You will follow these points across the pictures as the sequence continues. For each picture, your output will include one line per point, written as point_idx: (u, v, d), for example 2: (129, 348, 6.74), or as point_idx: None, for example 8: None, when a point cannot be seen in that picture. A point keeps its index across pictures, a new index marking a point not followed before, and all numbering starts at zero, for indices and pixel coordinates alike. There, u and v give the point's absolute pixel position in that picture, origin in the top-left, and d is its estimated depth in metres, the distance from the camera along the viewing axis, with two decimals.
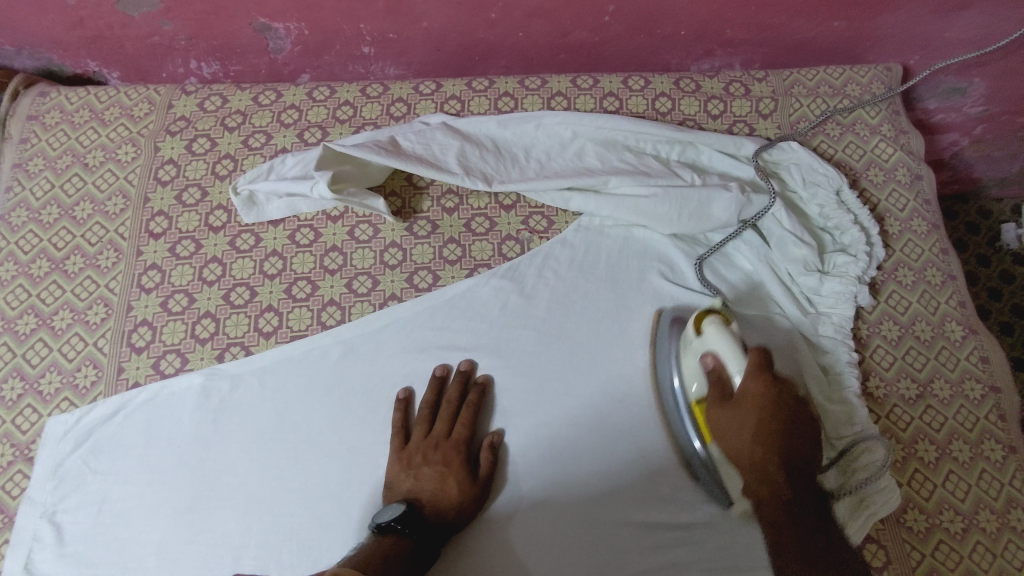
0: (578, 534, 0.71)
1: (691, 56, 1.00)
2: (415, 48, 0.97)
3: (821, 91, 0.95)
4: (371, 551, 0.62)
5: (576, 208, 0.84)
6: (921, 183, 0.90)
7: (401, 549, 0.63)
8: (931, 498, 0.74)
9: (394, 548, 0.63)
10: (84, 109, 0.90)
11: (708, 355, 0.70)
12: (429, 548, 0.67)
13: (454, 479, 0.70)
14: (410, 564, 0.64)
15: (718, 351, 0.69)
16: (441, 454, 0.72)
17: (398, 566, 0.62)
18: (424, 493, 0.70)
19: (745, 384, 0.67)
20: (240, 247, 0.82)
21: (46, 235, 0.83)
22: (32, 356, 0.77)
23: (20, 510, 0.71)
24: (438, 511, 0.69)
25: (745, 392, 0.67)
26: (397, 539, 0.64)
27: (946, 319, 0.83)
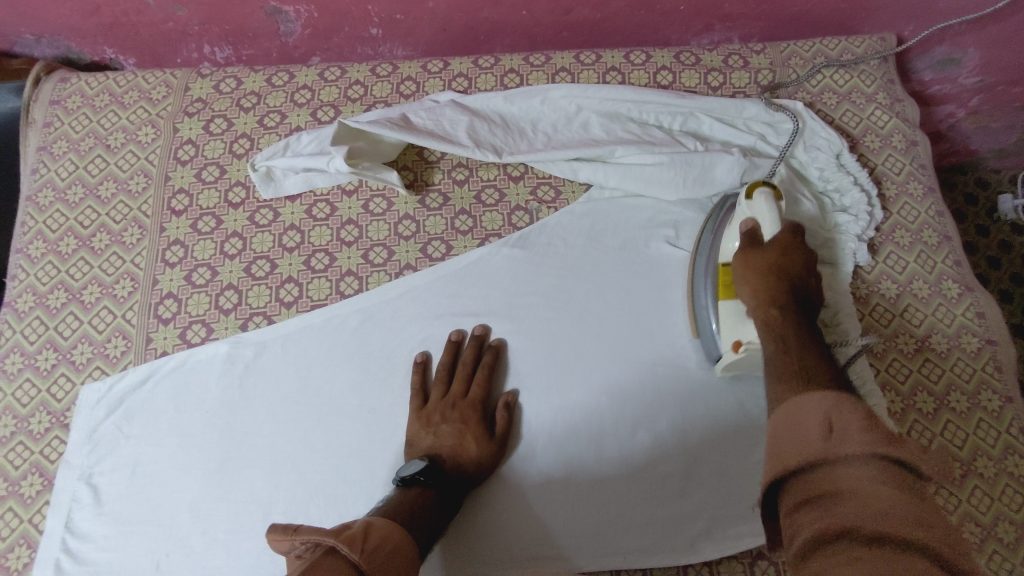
0: (590, 488, 0.74)
1: (690, 31, 1.03)
2: (422, 28, 1.00)
3: (818, 62, 0.97)
4: (398, 502, 0.65)
5: (583, 178, 0.87)
6: (916, 149, 0.93)
7: (426, 499, 0.66)
8: (930, 446, 0.77)
9: (419, 499, 0.66)
10: (104, 94, 0.93)
11: (749, 217, 0.72)
12: (450, 501, 0.70)
13: (471, 435, 0.73)
14: (435, 514, 0.67)
15: (759, 216, 0.71)
16: (458, 412, 0.75)
17: (425, 515, 0.65)
18: (443, 449, 0.73)
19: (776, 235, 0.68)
20: (260, 222, 0.85)
21: (73, 214, 0.86)
22: (64, 329, 0.80)
23: (58, 472, 0.75)
24: (457, 466, 0.72)
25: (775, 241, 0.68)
26: (421, 490, 0.67)
27: (943, 277, 0.86)
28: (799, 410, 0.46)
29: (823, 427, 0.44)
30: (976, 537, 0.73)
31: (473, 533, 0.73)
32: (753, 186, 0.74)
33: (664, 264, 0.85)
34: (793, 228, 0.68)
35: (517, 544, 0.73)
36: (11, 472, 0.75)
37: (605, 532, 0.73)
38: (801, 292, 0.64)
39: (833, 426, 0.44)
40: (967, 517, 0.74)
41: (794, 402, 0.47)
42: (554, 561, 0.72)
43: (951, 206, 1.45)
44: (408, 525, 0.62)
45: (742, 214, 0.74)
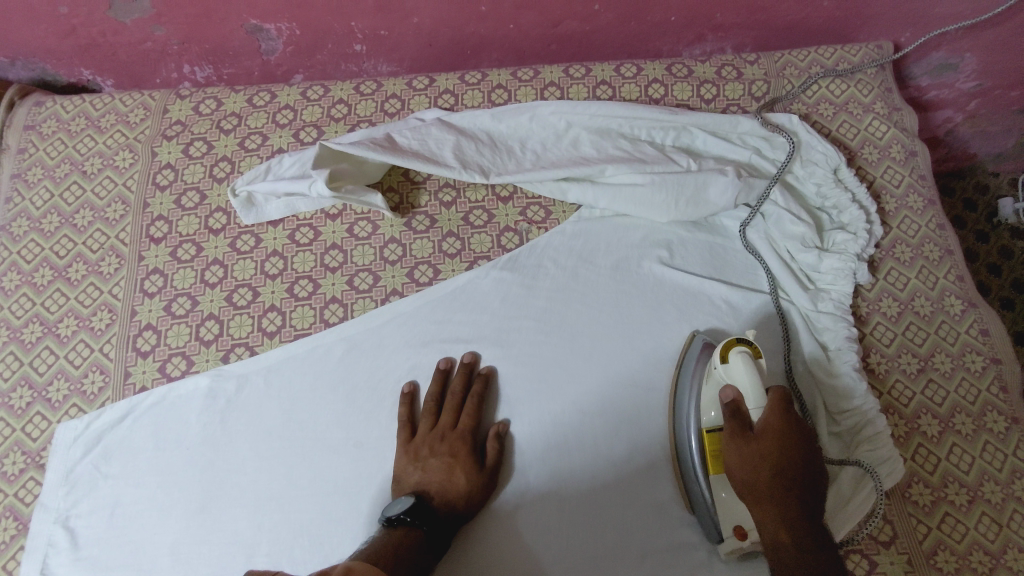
0: (586, 516, 0.72)
1: (682, 42, 1.01)
2: (407, 44, 0.97)
3: (814, 72, 0.95)
4: (381, 544, 0.63)
5: (573, 199, 0.85)
6: (916, 160, 0.90)
7: (412, 540, 0.64)
8: (935, 472, 0.75)
9: (405, 540, 0.64)
10: (80, 117, 0.90)
11: (730, 386, 0.66)
12: (439, 540, 0.67)
13: (460, 471, 0.71)
14: (421, 557, 0.64)
15: (740, 387, 0.65)
16: (447, 446, 0.72)
17: (410, 558, 0.62)
18: (431, 485, 0.70)
19: (764, 418, 0.63)
20: (241, 249, 0.83)
21: (48, 244, 0.83)
22: (39, 364, 0.78)
23: (33, 516, 0.72)
24: (446, 502, 0.70)
25: (764, 425, 0.63)
26: (407, 531, 0.65)
27: (945, 293, 0.83)
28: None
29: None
30: (985, 567, 0.71)
31: (464, 571, 0.70)
32: (728, 344, 0.69)
33: (658, 285, 0.82)
34: (780, 405, 0.63)
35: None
36: None
37: (601, 568, 0.70)
38: (801, 491, 0.61)
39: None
40: (975, 545, 0.72)
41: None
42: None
43: (950, 212, 1.43)
44: (392, 572, 0.60)
45: (719, 380, 0.68)
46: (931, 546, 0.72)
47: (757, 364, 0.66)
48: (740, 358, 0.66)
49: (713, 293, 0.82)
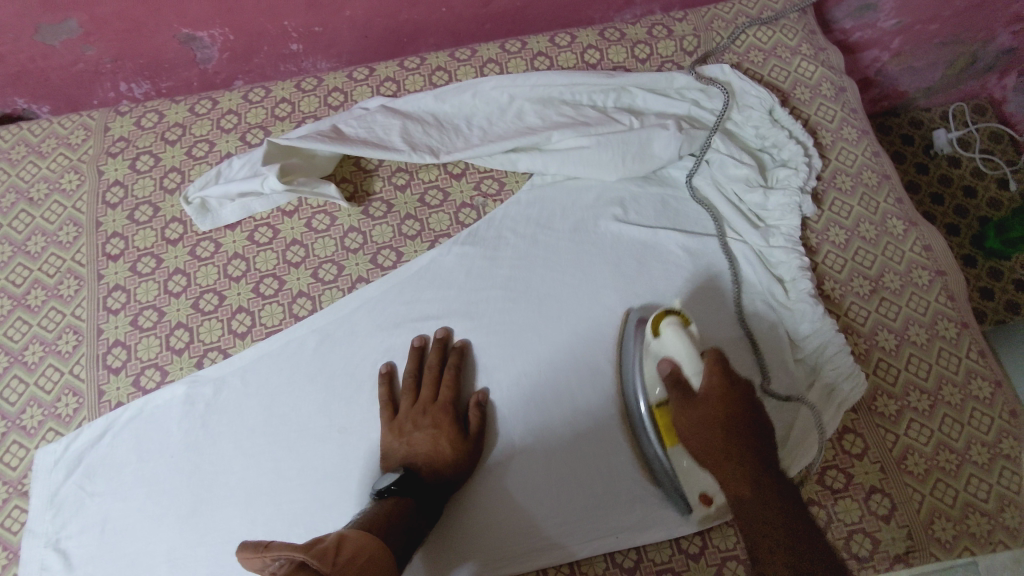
0: (571, 469, 0.74)
1: (612, 7, 1.03)
2: (343, 38, 0.98)
3: (740, 22, 0.98)
4: (374, 512, 0.64)
5: (524, 168, 0.87)
6: (846, 95, 0.94)
7: (403, 506, 0.66)
8: (897, 382, 0.79)
9: (396, 506, 0.65)
10: (20, 145, 0.89)
11: (666, 359, 0.68)
12: (430, 504, 0.69)
13: (445, 440, 0.72)
14: (413, 521, 0.66)
15: (676, 355, 0.67)
16: (430, 417, 0.74)
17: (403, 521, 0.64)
18: (417, 456, 0.71)
19: (706, 382, 0.63)
20: (201, 255, 0.83)
21: (3, 274, 0.82)
22: (10, 393, 0.77)
23: (23, 543, 0.72)
24: (432, 472, 0.71)
25: (708, 389, 0.63)
26: (396, 498, 0.66)
27: (887, 216, 0.87)
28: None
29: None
30: (951, 463, 0.75)
31: (461, 540, 0.72)
32: (659, 318, 0.71)
33: (615, 241, 0.85)
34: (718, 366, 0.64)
35: (502, 539, 0.72)
36: None
37: (592, 517, 0.72)
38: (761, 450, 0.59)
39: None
40: (941, 446, 0.76)
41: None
42: (542, 548, 0.71)
43: (890, 149, 1.48)
44: (384, 537, 0.61)
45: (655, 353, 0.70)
46: (901, 452, 0.75)
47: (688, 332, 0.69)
48: (670, 331, 0.69)
49: (669, 241, 0.84)
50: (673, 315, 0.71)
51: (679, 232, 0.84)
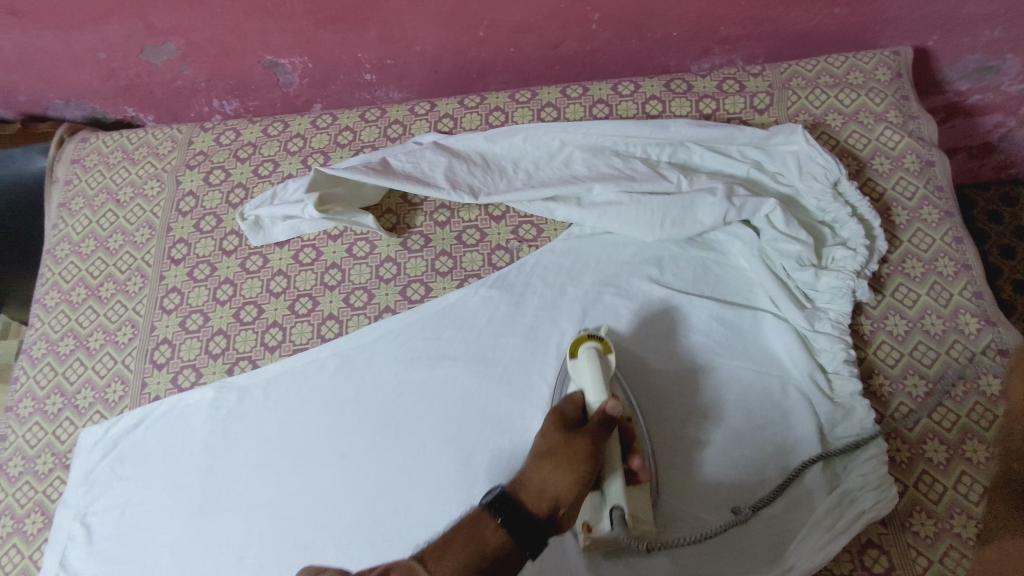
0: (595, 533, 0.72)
1: (689, 56, 1.00)
2: (414, 71, 1.01)
3: (822, 81, 0.92)
4: (454, 530, 0.54)
5: (561, 218, 0.86)
6: (932, 169, 0.85)
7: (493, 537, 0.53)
8: (940, 501, 0.69)
9: (481, 527, 0.54)
10: (118, 151, 1.00)
11: (583, 378, 0.71)
12: (525, 532, 0.55)
13: (558, 460, 0.61)
14: (506, 558, 0.53)
15: (585, 383, 0.70)
16: (541, 440, 0.64)
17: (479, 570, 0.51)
18: (520, 476, 0.60)
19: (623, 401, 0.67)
20: (250, 268, 0.89)
21: (85, 265, 0.92)
22: (70, 374, 0.86)
23: (57, 511, 0.79)
24: (546, 500, 0.58)
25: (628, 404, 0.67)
26: (483, 513, 0.55)
27: (959, 312, 0.78)
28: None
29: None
30: None
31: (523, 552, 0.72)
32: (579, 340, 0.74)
33: (645, 302, 0.82)
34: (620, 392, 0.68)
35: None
36: (17, 510, 0.81)
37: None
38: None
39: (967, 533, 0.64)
40: None
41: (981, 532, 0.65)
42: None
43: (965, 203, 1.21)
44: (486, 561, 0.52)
45: (572, 375, 0.72)
46: None
47: (603, 361, 0.72)
48: (588, 357, 0.71)
49: (704, 311, 0.81)
50: (593, 343, 0.73)
51: (711, 304, 0.81)
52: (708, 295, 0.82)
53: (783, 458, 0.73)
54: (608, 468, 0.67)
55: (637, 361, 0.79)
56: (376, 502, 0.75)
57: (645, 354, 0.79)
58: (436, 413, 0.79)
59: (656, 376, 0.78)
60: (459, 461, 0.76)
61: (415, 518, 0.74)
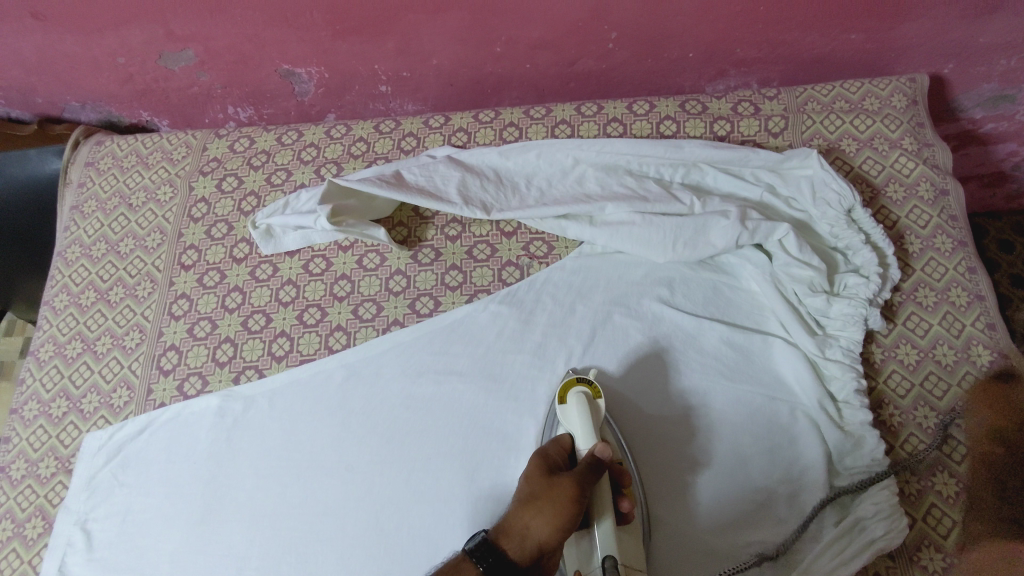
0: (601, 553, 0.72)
1: (704, 77, 1.00)
2: (429, 84, 1.01)
3: (837, 106, 0.92)
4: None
5: (572, 236, 0.85)
6: (947, 198, 0.85)
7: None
8: (949, 536, 0.68)
9: None
10: (132, 155, 1.00)
11: (573, 422, 0.71)
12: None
13: (541, 507, 0.61)
14: None
15: (576, 428, 0.70)
16: (525, 484, 0.65)
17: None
18: (504, 520, 0.62)
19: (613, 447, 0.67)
20: (260, 277, 0.89)
21: (95, 268, 0.93)
22: (77, 378, 0.86)
23: (58, 516, 0.79)
24: (529, 548, 0.60)
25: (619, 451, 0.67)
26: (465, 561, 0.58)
27: (972, 343, 0.77)
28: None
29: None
30: None
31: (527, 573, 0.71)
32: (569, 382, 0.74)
33: (654, 323, 0.82)
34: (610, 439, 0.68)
35: None
36: (19, 513, 0.80)
37: None
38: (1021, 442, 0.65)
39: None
40: None
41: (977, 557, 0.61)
42: None
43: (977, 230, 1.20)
44: None
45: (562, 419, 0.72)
46: None
47: (593, 404, 0.72)
48: (577, 401, 0.72)
49: (713, 334, 0.80)
50: (584, 386, 0.74)
51: (721, 327, 0.80)
52: (718, 318, 0.81)
53: (791, 484, 0.72)
54: (597, 512, 0.65)
55: (638, 395, 0.78)
56: (381, 516, 0.75)
57: (647, 384, 0.79)
58: (442, 427, 0.78)
59: (658, 406, 0.77)
60: (464, 478, 0.75)
61: (418, 535, 0.73)
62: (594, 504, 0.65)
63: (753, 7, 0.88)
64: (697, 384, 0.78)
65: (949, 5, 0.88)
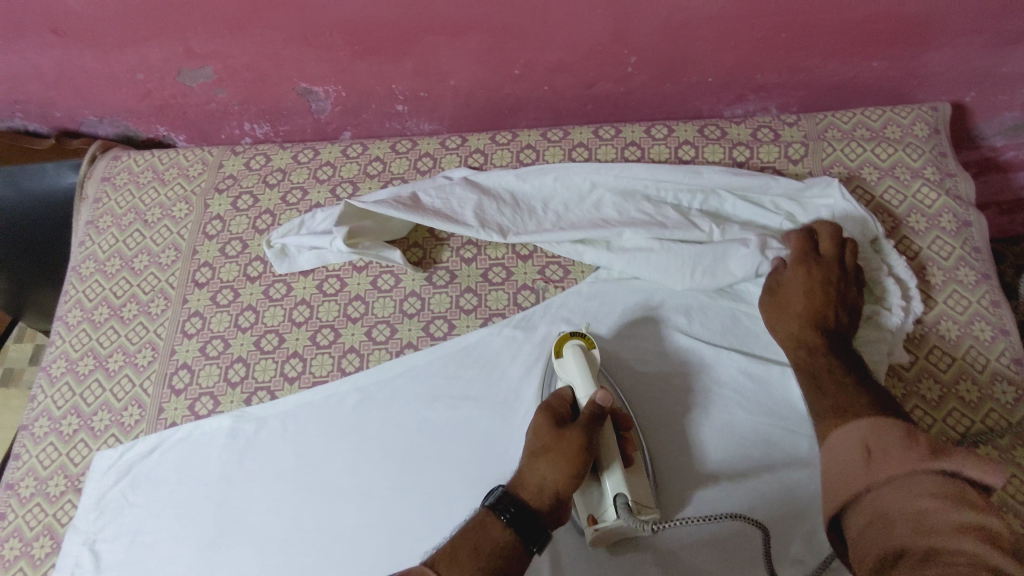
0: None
1: (722, 101, 0.99)
2: (446, 104, 1.01)
3: (858, 134, 0.91)
4: (462, 535, 0.60)
5: (590, 261, 0.84)
6: (970, 230, 0.84)
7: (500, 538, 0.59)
8: None
9: (487, 529, 0.60)
10: (148, 170, 1.00)
11: (571, 375, 0.72)
12: (530, 528, 0.61)
13: (554, 458, 0.64)
14: (514, 554, 0.59)
15: (574, 380, 0.72)
16: (534, 435, 0.67)
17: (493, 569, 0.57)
18: (519, 473, 0.65)
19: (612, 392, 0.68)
20: (273, 296, 0.88)
21: (109, 284, 0.92)
22: (88, 395, 0.86)
23: (66, 536, 0.78)
24: (547, 496, 0.63)
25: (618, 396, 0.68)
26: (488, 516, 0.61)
27: (996, 378, 0.76)
28: (909, 487, 0.57)
29: (894, 514, 0.56)
30: None
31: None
32: (562, 337, 0.75)
33: (671, 351, 0.81)
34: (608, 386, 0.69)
35: None
36: (26, 532, 0.80)
37: None
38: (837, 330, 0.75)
39: (870, 450, 0.61)
40: None
41: (837, 435, 0.65)
42: None
43: None
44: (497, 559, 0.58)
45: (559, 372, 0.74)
46: None
47: (588, 356, 0.73)
48: (572, 354, 0.73)
49: (732, 364, 0.79)
50: (578, 339, 0.74)
51: (740, 356, 0.79)
52: (736, 347, 0.80)
53: (810, 517, 0.71)
54: (606, 458, 0.68)
55: (652, 415, 0.78)
56: (393, 544, 0.73)
57: (659, 404, 0.78)
58: (456, 454, 0.77)
59: (669, 421, 0.77)
60: (478, 507, 0.74)
61: None
62: (602, 452, 0.68)
63: (775, 34, 0.88)
64: (715, 411, 0.77)
65: (972, 35, 0.87)
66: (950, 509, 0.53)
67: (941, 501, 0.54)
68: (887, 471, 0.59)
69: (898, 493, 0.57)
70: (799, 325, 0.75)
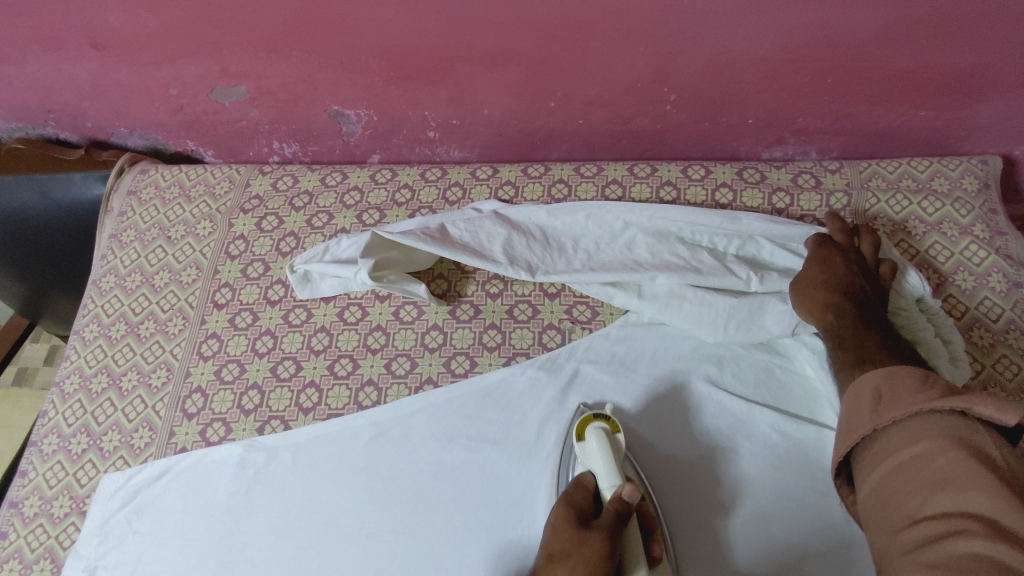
0: None
1: (761, 144, 0.97)
2: (478, 133, 0.99)
3: (903, 185, 0.88)
4: None
5: (619, 304, 0.82)
6: (1021, 291, 0.80)
7: None
8: None
9: None
10: (175, 186, 0.99)
11: (591, 459, 0.68)
12: None
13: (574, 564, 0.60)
14: None
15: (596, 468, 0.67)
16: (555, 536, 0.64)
17: None
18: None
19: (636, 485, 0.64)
20: (292, 321, 0.86)
21: (128, 300, 0.91)
22: (99, 414, 0.84)
23: (67, 561, 0.76)
24: None
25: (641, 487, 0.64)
26: None
27: None
28: (920, 430, 0.54)
29: (897, 465, 0.54)
30: None
31: None
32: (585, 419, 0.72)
33: (699, 403, 0.78)
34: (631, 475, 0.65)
35: None
36: (27, 554, 0.78)
37: None
38: (864, 299, 0.71)
39: (880, 397, 0.58)
40: None
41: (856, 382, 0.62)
42: None
43: None
44: None
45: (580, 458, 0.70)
46: None
47: (609, 437, 0.69)
48: (594, 438, 0.68)
49: (764, 421, 0.76)
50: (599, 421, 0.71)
51: (773, 413, 0.76)
52: (769, 402, 0.77)
53: None
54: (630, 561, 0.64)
55: (677, 469, 0.74)
56: None
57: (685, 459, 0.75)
58: (471, 498, 0.74)
59: (694, 477, 0.74)
60: (491, 556, 0.71)
61: None
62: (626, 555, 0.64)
63: (820, 78, 0.85)
64: (744, 470, 0.73)
65: None
66: (960, 454, 0.51)
67: (955, 446, 0.52)
68: (893, 416, 0.56)
69: (907, 437, 0.55)
70: (822, 293, 0.72)
